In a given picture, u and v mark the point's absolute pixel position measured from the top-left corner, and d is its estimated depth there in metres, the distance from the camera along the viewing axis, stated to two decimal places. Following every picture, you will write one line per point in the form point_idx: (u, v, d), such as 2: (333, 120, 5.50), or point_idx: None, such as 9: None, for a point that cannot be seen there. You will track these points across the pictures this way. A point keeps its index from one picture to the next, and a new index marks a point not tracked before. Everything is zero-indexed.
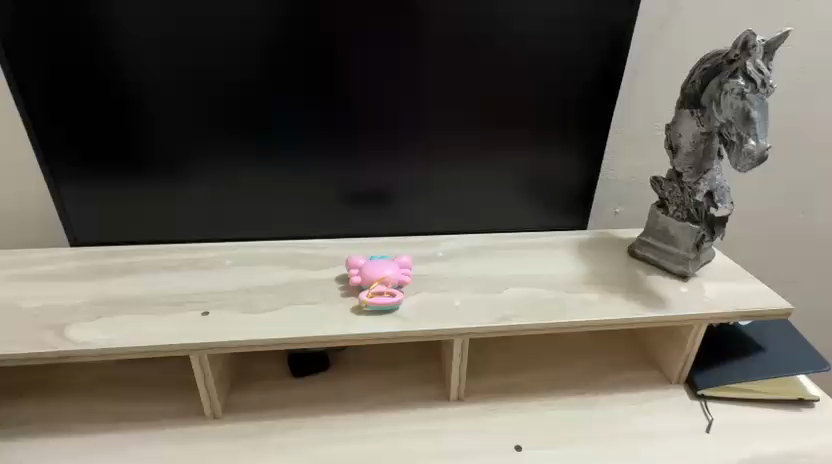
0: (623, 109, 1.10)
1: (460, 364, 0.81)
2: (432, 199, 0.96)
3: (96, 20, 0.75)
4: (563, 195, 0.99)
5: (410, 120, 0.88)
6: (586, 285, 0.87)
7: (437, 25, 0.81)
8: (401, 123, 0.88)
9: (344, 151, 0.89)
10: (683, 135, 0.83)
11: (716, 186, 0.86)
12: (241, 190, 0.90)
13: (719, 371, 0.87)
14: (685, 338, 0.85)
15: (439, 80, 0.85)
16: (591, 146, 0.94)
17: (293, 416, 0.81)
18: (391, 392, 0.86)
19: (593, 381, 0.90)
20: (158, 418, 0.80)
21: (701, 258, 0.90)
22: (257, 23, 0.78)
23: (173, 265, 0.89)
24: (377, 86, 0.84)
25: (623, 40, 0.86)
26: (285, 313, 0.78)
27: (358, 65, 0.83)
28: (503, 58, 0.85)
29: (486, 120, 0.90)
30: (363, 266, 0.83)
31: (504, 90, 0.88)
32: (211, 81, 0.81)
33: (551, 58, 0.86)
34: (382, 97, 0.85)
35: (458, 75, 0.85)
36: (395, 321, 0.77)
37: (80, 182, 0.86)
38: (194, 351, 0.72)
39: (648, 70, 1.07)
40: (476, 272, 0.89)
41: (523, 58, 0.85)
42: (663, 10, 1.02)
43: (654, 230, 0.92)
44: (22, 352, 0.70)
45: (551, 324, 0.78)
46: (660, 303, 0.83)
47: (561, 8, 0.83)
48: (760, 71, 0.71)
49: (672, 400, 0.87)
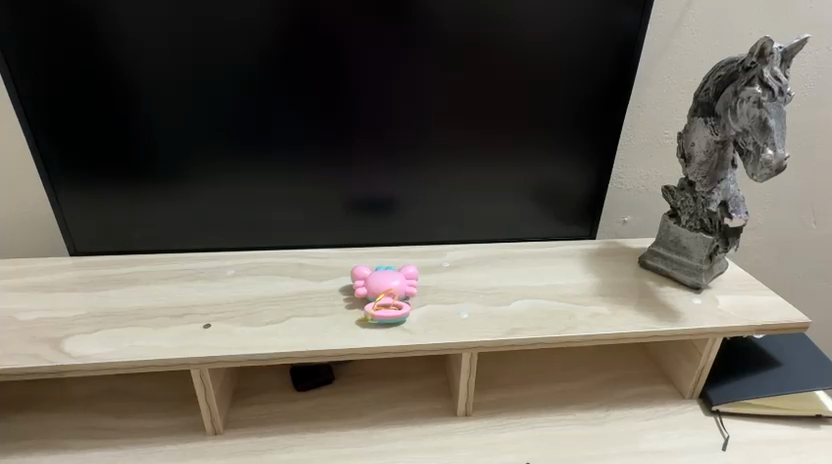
0: (632, 116, 1.08)
1: (469, 379, 0.79)
2: (437, 206, 0.94)
3: (97, 23, 0.74)
4: (570, 204, 0.97)
5: (415, 125, 0.86)
6: (597, 297, 0.85)
7: (442, 29, 0.80)
8: (406, 127, 0.86)
9: (348, 157, 0.87)
10: (697, 143, 0.81)
11: (730, 196, 0.83)
12: (244, 197, 0.88)
13: (733, 386, 0.85)
14: (699, 351, 0.83)
15: (444, 84, 0.84)
16: (600, 153, 0.93)
17: (295, 432, 0.79)
18: (396, 407, 0.84)
19: (603, 396, 0.88)
20: (157, 434, 0.78)
21: (715, 270, 0.88)
22: (261, 27, 0.76)
23: (173, 276, 0.87)
24: (381, 87, 0.83)
25: (633, 46, 0.84)
26: (288, 326, 0.76)
27: (362, 68, 0.81)
28: (510, 62, 0.83)
29: (492, 124, 0.88)
30: (368, 277, 0.81)
31: (511, 96, 0.86)
32: (213, 83, 0.79)
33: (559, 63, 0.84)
34: (386, 100, 0.84)
35: (465, 78, 0.84)
36: (401, 334, 0.75)
37: (78, 188, 0.84)
38: (195, 365, 0.70)
39: (658, 77, 1.05)
40: (483, 283, 0.87)
41: (530, 61, 0.84)
42: (673, 16, 1.00)
43: (666, 241, 0.90)
44: (16, 367, 0.67)
45: (560, 337, 0.76)
46: (674, 316, 0.80)
47: (570, 12, 0.81)
48: (779, 78, 0.69)
49: (685, 416, 0.84)
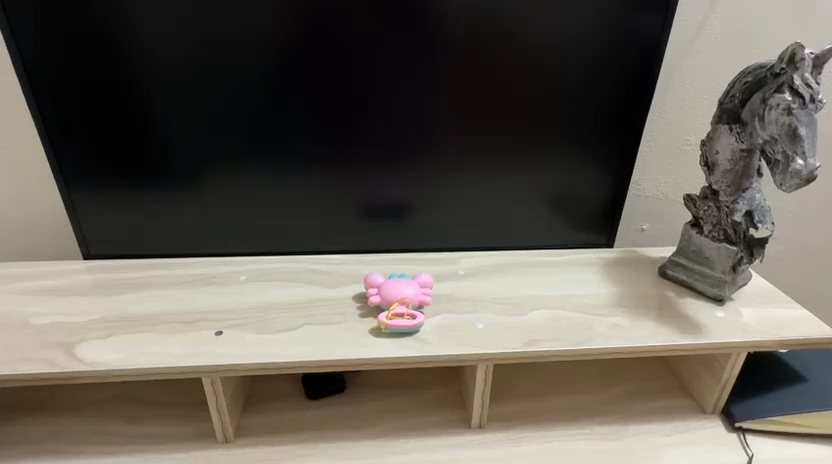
0: (653, 122, 1.05)
1: (484, 391, 0.77)
2: (451, 213, 0.92)
3: (113, 26, 0.74)
4: (588, 211, 0.95)
5: (422, 126, 0.84)
6: (616, 308, 0.83)
7: (459, 33, 0.78)
8: (410, 125, 0.84)
9: (357, 161, 0.86)
10: (721, 151, 0.79)
11: (756, 205, 0.81)
12: (258, 201, 0.87)
13: (757, 404, 0.82)
14: (722, 366, 0.80)
15: (447, 84, 0.82)
16: (619, 159, 0.90)
17: (307, 441, 0.78)
18: (409, 418, 0.82)
19: (621, 410, 0.86)
20: (169, 441, 0.77)
21: (738, 281, 0.85)
22: (278, 31, 0.76)
23: (186, 281, 0.86)
24: (390, 87, 0.81)
25: (656, 51, 0.82)
26: (301, 334, 0.75)
27: (374, 71, 0.80)
28: (511, 62, 0.81)
29: (497, 125, 0.85)
30: (382, 284, 0.80)
31: (513, 98, 0.84)
32: (229, 87, 0.79)
33: (573, 67, 0.82)
34: (393, 101, 0.82)
35: (468, 77, 0.82)
36: (416, 344, 0.73)
37: (93, 189, 0.84)
38: (207, 373, 0.69)
39: (679, 82, 1.03)
40: (498, 292, 0.86)
41: (532, 63, 0.81)
42: (696, 20, 0.98)
43: (687, 251, 0.88)
44: (29, 372, 0.67)
45: (578, 350, 0.74)
46: (696, 329, 0.78)
47: (592, 15, 0.79)
48: (809, 86, 0.66)
49: (706, 432, 0.82)
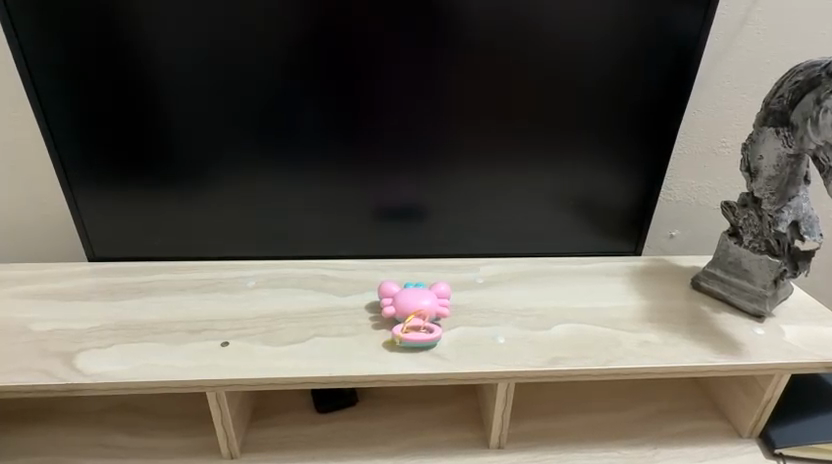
0: (686, 122, 0.99)
1: (504, 410, 0.72)
2: (470, 217, 0.87)
3: (115, 20, 0.69)
4: (615, 217, 0.90)
5: (433, 126, 0.79)
6: (646, 323, 0.77)
7: (482, 27, 0.73)
8: (420, 124, 0.79)
9: (363, 162, 0.81)
10: (765, 157, 0.72)
11: (802, 215, 0.74)
12: (267, 203, 0.83)
13: (798, 428, 0.76)
14: (761, 387, 0.74)
15: (453, 81, 0.76)
16: (650, 163, 0.85)
17: (316, 458, 0.74)
18: (423, 435, 0.78)
19: (650, 431, 0.80)
20: (173, 455, 0.74)
21: (779, 296, 0.79)
22: (289, 24, 0.71)
23: (193, 286, 0.83)
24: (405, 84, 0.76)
25: (692, 47, 0.76)
26: (310, 346, 0.71)
27: (380, 69, 0.75)
28: (522, 60, 0.76)
29: (507, 125, 0.80)
30: (396, 294, 0.75)
31: (522, 97, 0.78)
32: (235, 83, 0.74)
33: (597, 64, 0.77)
34: (402, 101, 0.77)
35: (472, 76, 0.76)
36: (432, 360, 0.68)
37: (95, 189, 0.80)
38: (210, 387, 0.65)
39: (715, 81, 0.96)
40: (519, 303, 0.81)
41: (537, 61, 0.76)
42: (736, 14, 0.91)
43: (724, 262, 0.82)
44: (26, 384, 0.64)
45: (606, 369, 0.69)
46: (735, 348, 0.72)
47: (626, 8, 0.73)
48: None
49: (743, 457, 0.76)
